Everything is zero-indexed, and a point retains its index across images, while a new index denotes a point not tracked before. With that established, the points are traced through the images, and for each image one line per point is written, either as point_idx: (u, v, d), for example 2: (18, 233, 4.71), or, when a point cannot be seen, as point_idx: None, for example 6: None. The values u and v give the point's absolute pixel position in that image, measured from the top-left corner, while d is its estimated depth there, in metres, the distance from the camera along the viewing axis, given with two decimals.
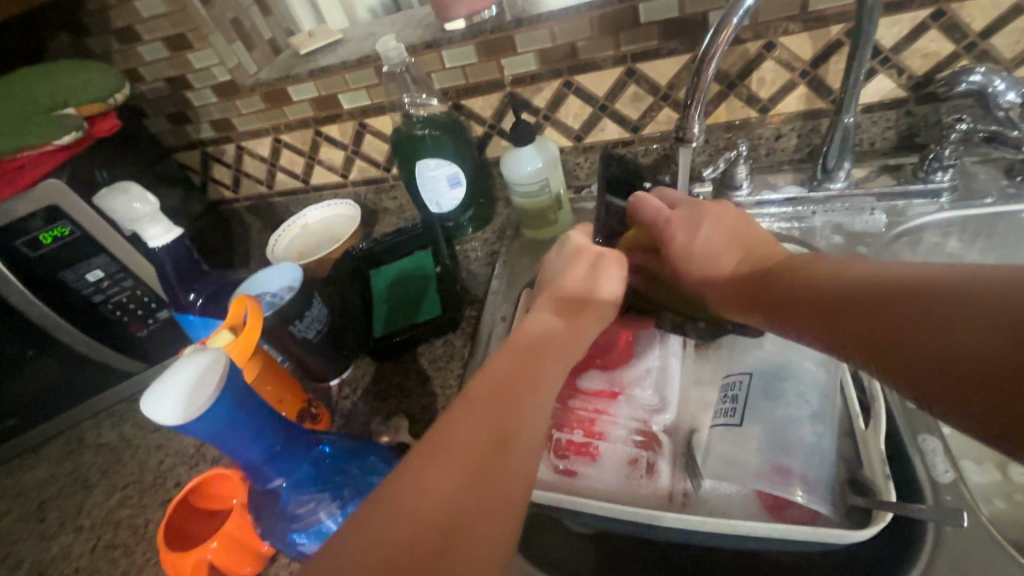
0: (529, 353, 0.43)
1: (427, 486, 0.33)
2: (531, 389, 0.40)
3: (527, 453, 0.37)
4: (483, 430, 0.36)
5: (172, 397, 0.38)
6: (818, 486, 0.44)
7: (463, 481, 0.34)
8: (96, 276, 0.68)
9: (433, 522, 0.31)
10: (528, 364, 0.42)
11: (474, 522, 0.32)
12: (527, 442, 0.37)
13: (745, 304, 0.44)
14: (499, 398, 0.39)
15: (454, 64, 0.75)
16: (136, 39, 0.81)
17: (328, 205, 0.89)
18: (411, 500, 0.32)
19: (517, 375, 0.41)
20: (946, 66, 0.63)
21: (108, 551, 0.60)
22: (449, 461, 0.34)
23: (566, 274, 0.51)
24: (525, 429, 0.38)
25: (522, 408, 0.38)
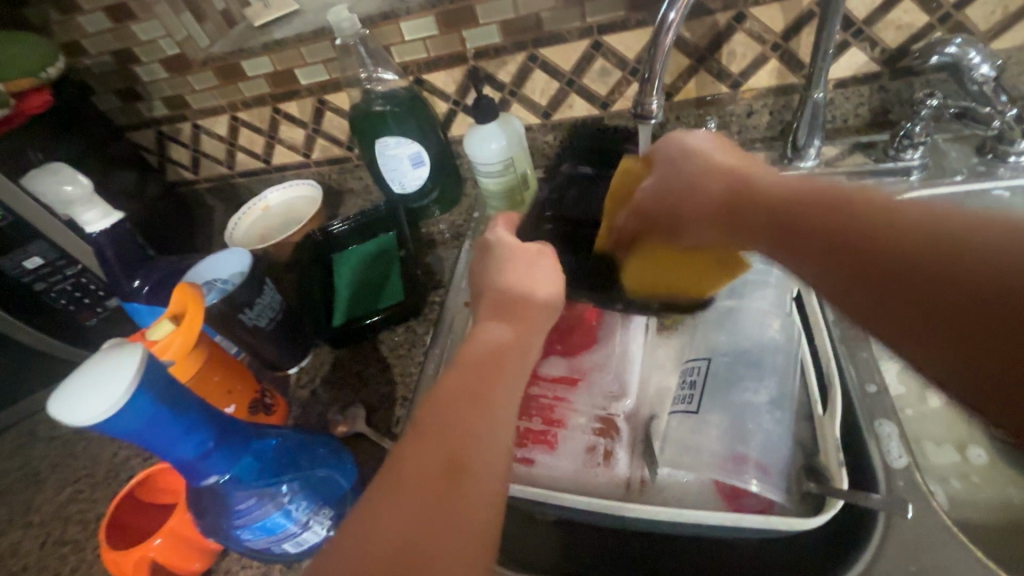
0: (477, 361, 0.41)
1: (381, 520, 0.31)
2: (482, 394, 0.38)
3: (481, 470, 0.34)
4: (433, 452, 0.34)
5: (80, 397, 0.36)
6: (773, 473, 0.44)
7: (415, 519, 0.31)
8: (35, 264, 0.63)
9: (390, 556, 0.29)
10: (482, 368, 0.40)
11: (438, 540, 0.31)
12: (478, 451, 0.35)
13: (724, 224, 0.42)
14: (448, 412, 0.36)
15: (413, 37, 0.71)
16: (75, 9, 0.75)
17: (289, 186, 0.86)
18: (362, 542, 0.30)
19: (470, 386, 0.38)
20: (920, 38, 0.61)
21: (57, 547, 0.58)
22: (396, 495, 0.32)
23: (512, 273, 0.49)
24: (478, 439, 0.35)
25: (471, 428, 0.36)
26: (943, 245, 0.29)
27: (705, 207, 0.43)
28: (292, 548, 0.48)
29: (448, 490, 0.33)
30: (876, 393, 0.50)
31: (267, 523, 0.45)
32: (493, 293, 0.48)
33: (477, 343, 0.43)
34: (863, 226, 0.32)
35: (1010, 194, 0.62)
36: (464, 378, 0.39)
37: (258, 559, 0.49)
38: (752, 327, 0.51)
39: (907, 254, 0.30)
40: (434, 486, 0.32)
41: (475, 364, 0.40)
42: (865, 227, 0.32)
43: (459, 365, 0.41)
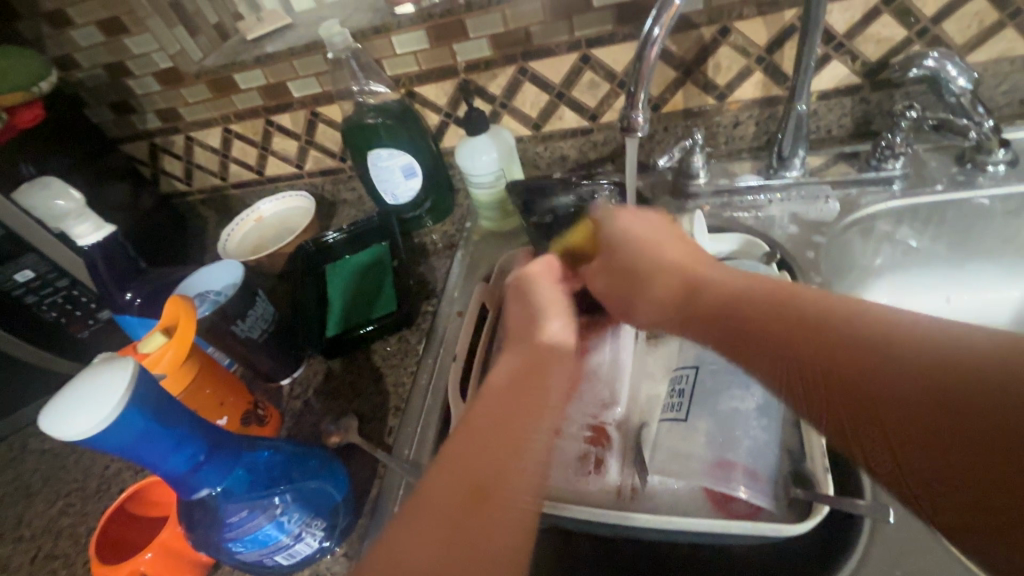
0: (506, 387, 0.42)
1: (401, 554, 0.32)
2: (507, 422, 0.39)
3: (508, 501, 0.35)
4: (453, 483, 0.35)
5: (70, 413, 0.36)
6: (761, 480, 0.44)
7: (437, 550, 0.32)
8: (26, 277, 0.63)
9: None
10: (517, 389, 0.42)
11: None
12: (507, 482, 0.36)
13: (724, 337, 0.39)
14: (481, 447, 0.37)
15: (404, 51, 0.72)
16: (69, 23, 0.76)
17: (282, 197, 0.86)
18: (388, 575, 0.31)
19: (498, 415, 0.40)
20: (899, 52, 0.62)
21: (48, 562, 0.58)
22: (428, 526, 0.33)
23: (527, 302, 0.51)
24: (508, 470, 0.36)
25: (502, 459, 0.37)
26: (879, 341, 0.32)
27: (666, 306, 0.43)
28: (284, 561, 0.48)
29: (476, 517, 0.34)
30: None
31: (259, 535, 0.45)
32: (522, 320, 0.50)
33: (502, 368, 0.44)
34: (799, 323, 0.36)
35: (989, 202, 0.63)
36: (498, 403, 0.41)
37: (251, 572, 0.49)
38: None
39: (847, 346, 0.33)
40: (465, 517, 0.34)
41: (504, 391, 0.42)
42: (804, 320, 0.36)
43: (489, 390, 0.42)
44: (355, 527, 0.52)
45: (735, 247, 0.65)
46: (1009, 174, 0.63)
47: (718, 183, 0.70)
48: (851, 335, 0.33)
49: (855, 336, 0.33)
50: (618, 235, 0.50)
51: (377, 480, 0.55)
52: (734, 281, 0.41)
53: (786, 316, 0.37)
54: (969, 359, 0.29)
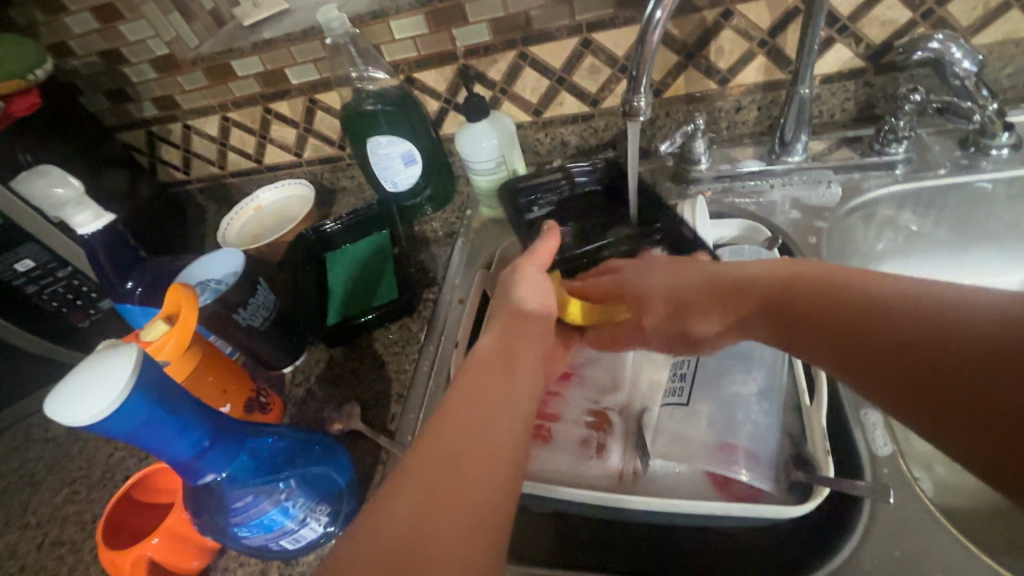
0: (489, 361, 0.42)
1: (390, 505, 0.32)
2: (488, 388, 0.40)
3: (478, 463, 0.35)
4: (435, 442, 0.36)
5: (73, 399, 0.36)
6: (761, 462, 0.45)
7: (418, 501, 0.32)
8: (27, 266, 0.63)
9: (395, 540, 0.31)
10: (501, 362, 0.42)
11: (439, 534, 0.31)
12: (480, 444, 0.36)
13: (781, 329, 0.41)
14: (463, 412, 0.38)
15: (403, 36, 0.71)
16: (62, 10, 0.75)
17: (281, 186, 0.86)
18: (373, 524, 0.31)
19: (481, 384, 0.40)
20: (903, 34, 0.62)
21: (55, 548, 0.59)
22: (411, 482, 0.33)
23: (514, 278, 0.50)
24: (484, 435, 0.36)
25: (478, 423, 0.37)
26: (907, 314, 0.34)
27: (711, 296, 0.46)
28: (290, 545, 0.48)
29: (453, 476, 0.34)
30: None
31: (265, 519, 0.45)
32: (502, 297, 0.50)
33: (486, 338, 0.45)
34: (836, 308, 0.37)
35: (992, 186, 0.63)
36: (483, 372, 0.41)
37: (256, 556, 0.49)
38: None
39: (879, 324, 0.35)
40: (441, 475, 0.34)
41: (488, 360, 0.42)
42: (836, 304, 0.38)
43: (473, 360, 0.42)
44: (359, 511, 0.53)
45: (735, 233, 0.65)
46: (1012, 158, 0.63)
47: (720, 168, 0.70)
48: (891, 309, 0.35)
49: (891, 312, 0.35)
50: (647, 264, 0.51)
51: (379, 466, 0.56)
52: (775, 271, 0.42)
53: (830, 301, 0.38)
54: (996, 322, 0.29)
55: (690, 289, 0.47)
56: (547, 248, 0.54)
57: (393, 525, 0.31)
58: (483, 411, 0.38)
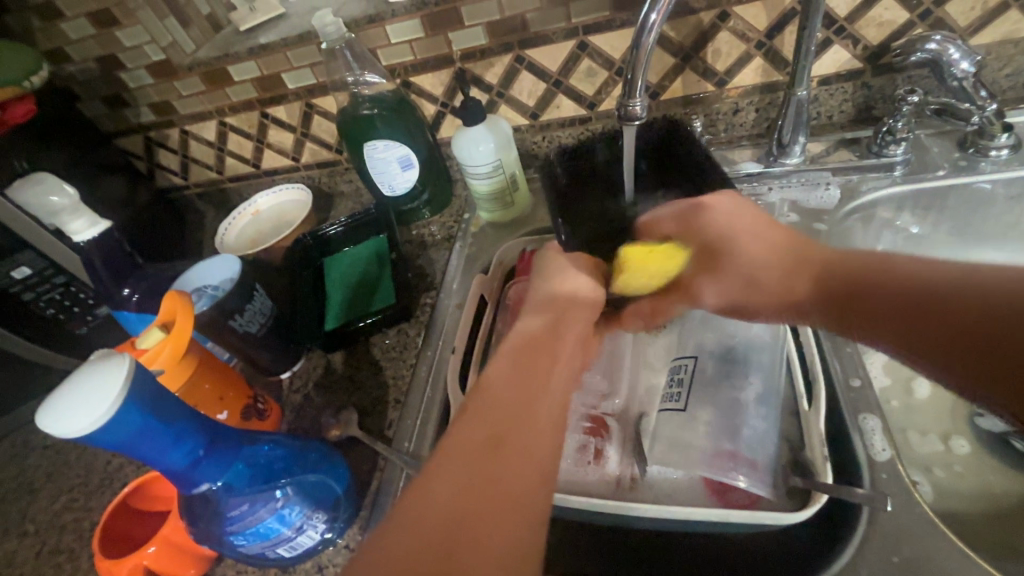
0: (521, 347, 0.40)
1: (429, 492, 0.30)
2: (528, 372, 0.37)
3: (518, 451, 0.32)
4: (475, 428, 0.33)
5: (65, 411, 0.36)
6: (761, 470, 0.45)
7: (462, 489, 0.30)
8: (23, 274, 0.63)
9: (434, 539, 0.28)
10: (542, 345, 0.40)
11: (478, 538, 0.28)
12: (525, 427, 0.34)
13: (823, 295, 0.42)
14: (505, 398, 0.35)
15: (399, 40, 0.71)
16: (58, 16, 0.75)
17: (278, 190, 0.85)
18: (413, 516, 0.29)
19: (514, 372, 0.37)
20: (901, 35, 0.61)
21: (53, 556, 0.59)
22: (445, 470, 0.31)
23: (552, 269, 0.48)
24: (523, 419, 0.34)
25: (515, 410, 0.35)
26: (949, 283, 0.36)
27: (773, 264, 0.44)
28: (287, 553, 0.48)
29: (497, 463, 0.32)
30: (860, 388, 0.50)
31: (261, 528, 0.45)
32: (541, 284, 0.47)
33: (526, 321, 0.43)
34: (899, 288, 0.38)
35: (991, 187, 0.63)
36: (523, 354, 0.39)
37: (253, 565, 0.49)
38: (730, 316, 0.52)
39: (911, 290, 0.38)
40: (481, 462, 0.31)
41: (521, 348, 0.39)
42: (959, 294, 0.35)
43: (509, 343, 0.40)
44: (357, 518, 0.53)
45: None
46: (1012, 158, 0.62)
47: None
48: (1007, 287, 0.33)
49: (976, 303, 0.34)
50: (716, 214, 0.47)
51: (377, 473, 0.56)
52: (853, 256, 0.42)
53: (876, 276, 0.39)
54: None
55: (754, 255, 0.45)
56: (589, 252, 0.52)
57: (435, 511, 0.29)
58: (524, 393, 0.36)
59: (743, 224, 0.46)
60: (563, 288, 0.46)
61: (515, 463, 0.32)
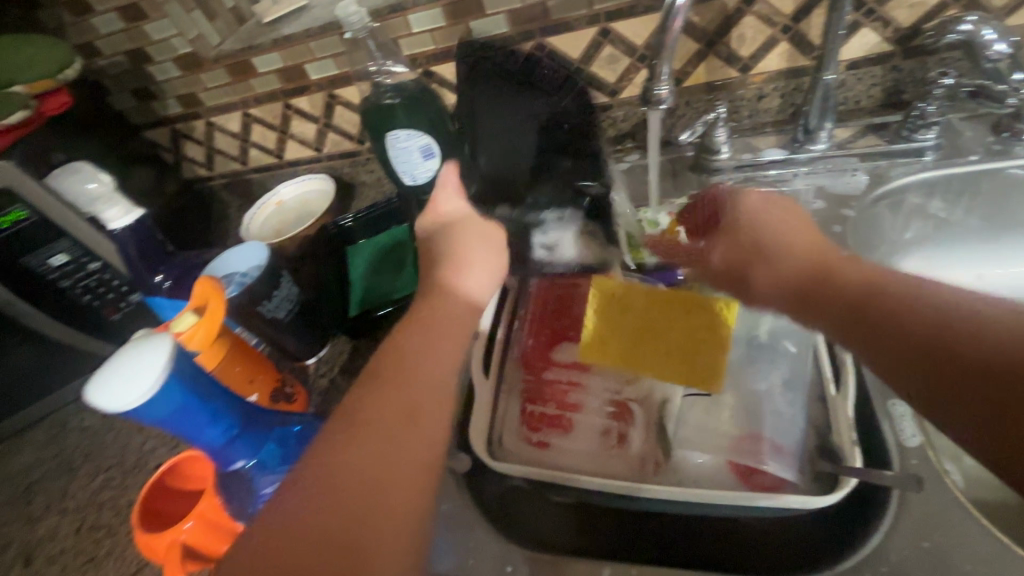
0: (430, 323, 0.45)
1: (342, 461, 0.35)
2: (431, 355, 0.42)
3: (428, 425, 0.38)
4: (383, 405, 0.38)
5: (112, 386, 0.38)
6: (788, 454, 0.46)
7: (368, 459, 0.35)
8: (61, 261, 0.65)
9: (351, 497, 0.33)
10: (437, 327, 0.44)
11: (389, 505, 0.34)
12: (432, 405, 0.39)
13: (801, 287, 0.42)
14: (405, 371, 0.40)
15: (421, 29, 0.71)
16: (89, 11, 0.77)
17: (301, 180, 0.86)
18: (328, 481, 0.34)
19: (418, 348, 0.42)
20: (934, 16, 0.60)
21: (93, 531, 0.61)
22: (350, 441, 0.36)
23: (466, 254, 0.51)
24: (425, 394, 0.39)
25: (416, 384, 0.39)
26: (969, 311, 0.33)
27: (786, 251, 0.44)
28: None
29: (405, 437, 0.36)
30: None
31: None
32: (450, 270, 0.50)
33: (438, 306, 0.46)
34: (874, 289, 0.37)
35: None
36: (433, 334, 0.44)
37: None
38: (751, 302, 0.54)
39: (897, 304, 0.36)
40: (391, 436, 0.36)
41: (422, 328, 0.44)
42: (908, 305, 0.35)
43: (415, 324, 0.44)
44: None
45: None
46: None
47: (742, 157, 0.69)
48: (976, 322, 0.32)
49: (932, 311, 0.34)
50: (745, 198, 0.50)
51: None
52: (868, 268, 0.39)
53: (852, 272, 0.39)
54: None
55: (768, 229, 0.47)
56: (496, 237, 0.54)
57: (346, 479, 0.34)
58: (428, 375, 0.40)
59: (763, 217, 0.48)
60: (462, 266, 0.50)
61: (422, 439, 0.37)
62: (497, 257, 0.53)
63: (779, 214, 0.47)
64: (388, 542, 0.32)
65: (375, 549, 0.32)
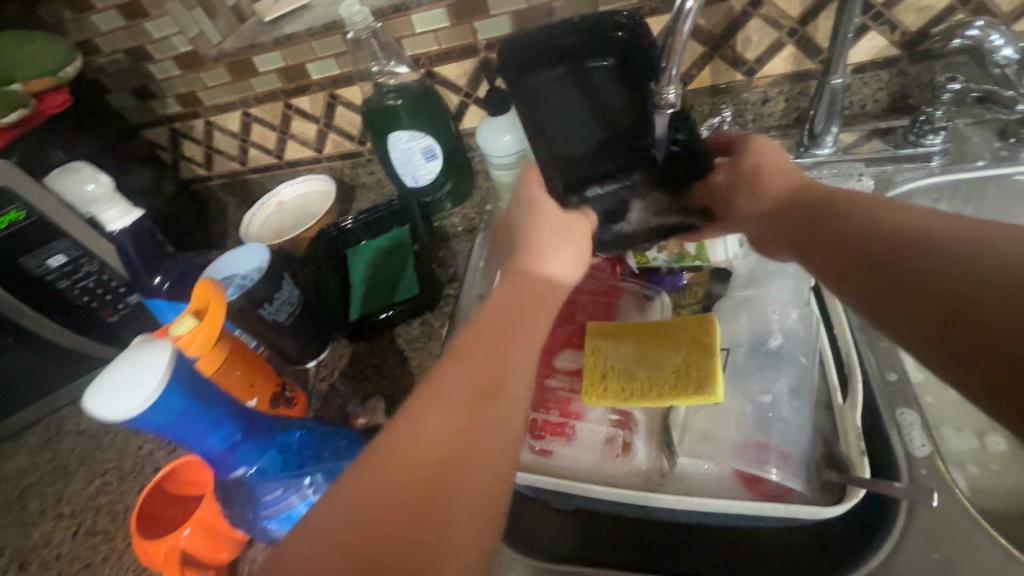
0: (515, 301, 0.43)
1: (422, 430, 0.33)
2: (519, 334, 0.40)
3: (512, 399, 0.36)
4: (468, 376, 0.36)
5: (114, 395, 0.38)
6: (795, 463, 0.45)
7: (450, 429, 0.34)
8: (60, 261, 0.64)
9: (429, 467, 0.32)
10: (521, 303, 0.43)
11: (468, 479, 0.32)
12: (514, 384, 0.37)
13: (780, 220, 0.44)
14: (487, 343, 0.39)
15: (424, 30, 0.71)
16: (89, 8, 0.76)
17: (301, 181, 0.86)
18: (407, 450, 0.32)
19: (502, 327, 0.40)
20: (941, 21, 0.59)
21: (89, 537, 0.60)
22: (432, 411, 0.34)
23: (549, 243, 0.49)
24: (511, 367, 0.38)
25: (502, 359, 0.38)
26: (941, 232, 0.32)
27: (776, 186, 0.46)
28: None
29: (488, 414, 0.35)
30: (896, 382, 0.49)
31: (290, 513, 0.47)
32: (529, 255, 0.48)
33: (525, 287, 0.45)
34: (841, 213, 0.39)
35: None
36: (515, 311, 0.42)
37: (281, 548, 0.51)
38: (754, 307, 0.54)
39: (869, 238, 0.36)
40: (475, 410, 0.35)
41: (509, 305, 0.42)
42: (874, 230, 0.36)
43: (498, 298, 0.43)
44: None
45: None
46: None
47: None
48: (941, 234, 0.32)
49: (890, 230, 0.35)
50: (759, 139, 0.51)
51: None
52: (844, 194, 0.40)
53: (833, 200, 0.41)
54: (964, 252, 0.30)
55: (772, 168, 0.48)
56: (582, 218, 0.52)
57: (426, 448, 0.32)
58: (515, 353, 0.39)
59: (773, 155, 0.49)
60: (538, 245, 0.49)
61: (507, 412, 0.36)
62: (578, 244, 0.50)
63: (782, 163, 0.48)
64: (461, 520, 0.30)
65: (450, 525, 0.30)
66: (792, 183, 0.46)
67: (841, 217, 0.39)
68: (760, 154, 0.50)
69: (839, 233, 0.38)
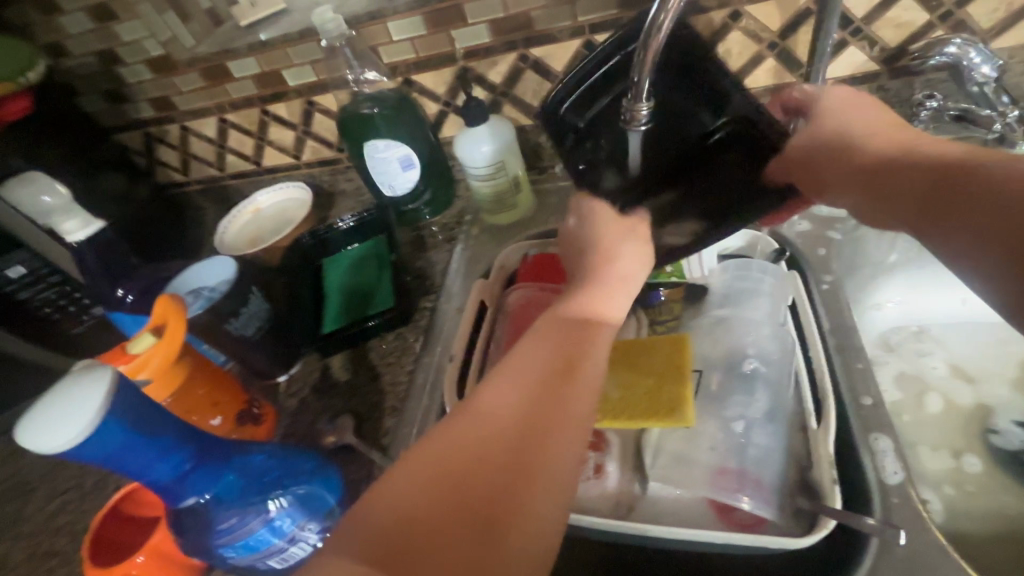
0: (586, 292, 0.44)
1: (498, 403, 0.35)
2: (592, 327, 0.41)
3: (586, 383, 0.37)
4: (544, 357, 0.38)
5: (51, 427, 0.37)
6: (766, 491, 0.44)
7: (524, 405, 0.35)
8: (19, 273, 0.63)
9: (505, 440, 0.33)
10: (593, 292, 0.44)
11: (541, 457, 0.33)
12: (589, 369, 0.38)
13: (873, 188, 0.41)
14: (562, 330, 0.40)
15: (401, 37, 0.69)
16: (57, 10, 0.74)
17: (278, 188, 0.83)
18: (483, 422, 0.34)
19: (576, 316, 0.41)
20: (919, 37, 0.59)
21: (45, 559, 0.58)
22: (507, 387, 0.36)
23: (615, 240, 0.48)
24: (585, 353, 0.39)
25: (577, 345, 0.39)
26: None
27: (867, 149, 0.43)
28: (278, 565, 0.48)
29: (563, 393, 0.36)
30: (872, 407, 0.48)
31: (251, 540, 0.46)
32: (599, 253, 0.47)
33: (594, 286, 0.44)
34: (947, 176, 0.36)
35: None
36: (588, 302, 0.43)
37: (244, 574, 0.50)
38: (726, 330, 0.54)
39: (986, 205, 0.33)
40: (550, 389, 0.36)
41: (581, 297, 0.43)
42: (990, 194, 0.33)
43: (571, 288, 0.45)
44: None
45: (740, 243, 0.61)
46: None
47: None
48: None
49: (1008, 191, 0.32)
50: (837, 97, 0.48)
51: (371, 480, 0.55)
52: (950, 153, 0.38)
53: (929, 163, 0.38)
54: None
55: (856, 129, 0.45)
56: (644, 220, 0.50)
57: (502, 421, 0.34)
58: (589, 341, 0.40)
59: (858, 117, 0.46)
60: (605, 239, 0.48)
61: (581, 395, 0.37)
62: (646, 246, 0.49)
63: (869, 125, 0.45)
64: (534, 495, 0.32)
65: (524, 498, 0.32)
66: (888, 142, 0.42)
67: (955, 177, 0.35)
68: (842, 116, 0.46)
69: (949, 198, 0.35)
